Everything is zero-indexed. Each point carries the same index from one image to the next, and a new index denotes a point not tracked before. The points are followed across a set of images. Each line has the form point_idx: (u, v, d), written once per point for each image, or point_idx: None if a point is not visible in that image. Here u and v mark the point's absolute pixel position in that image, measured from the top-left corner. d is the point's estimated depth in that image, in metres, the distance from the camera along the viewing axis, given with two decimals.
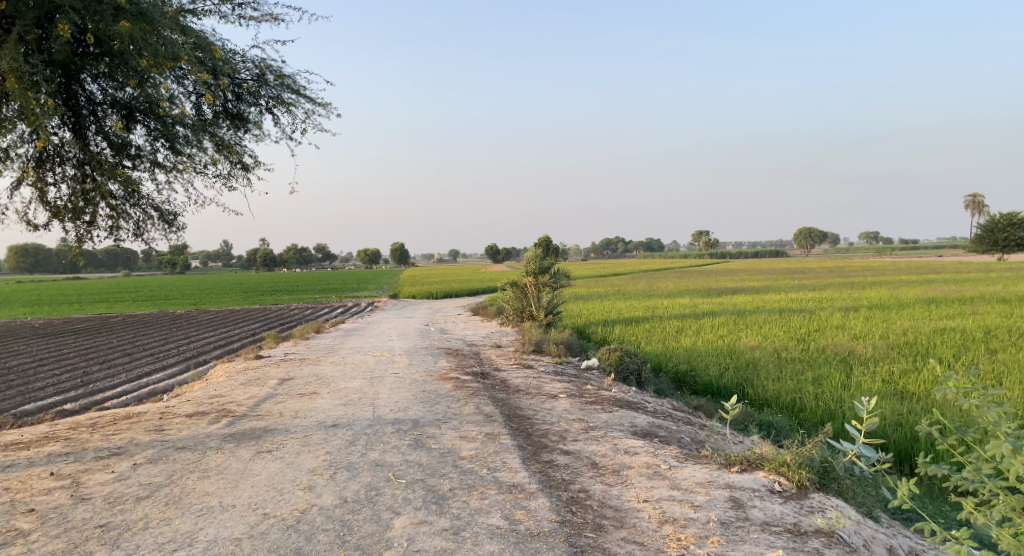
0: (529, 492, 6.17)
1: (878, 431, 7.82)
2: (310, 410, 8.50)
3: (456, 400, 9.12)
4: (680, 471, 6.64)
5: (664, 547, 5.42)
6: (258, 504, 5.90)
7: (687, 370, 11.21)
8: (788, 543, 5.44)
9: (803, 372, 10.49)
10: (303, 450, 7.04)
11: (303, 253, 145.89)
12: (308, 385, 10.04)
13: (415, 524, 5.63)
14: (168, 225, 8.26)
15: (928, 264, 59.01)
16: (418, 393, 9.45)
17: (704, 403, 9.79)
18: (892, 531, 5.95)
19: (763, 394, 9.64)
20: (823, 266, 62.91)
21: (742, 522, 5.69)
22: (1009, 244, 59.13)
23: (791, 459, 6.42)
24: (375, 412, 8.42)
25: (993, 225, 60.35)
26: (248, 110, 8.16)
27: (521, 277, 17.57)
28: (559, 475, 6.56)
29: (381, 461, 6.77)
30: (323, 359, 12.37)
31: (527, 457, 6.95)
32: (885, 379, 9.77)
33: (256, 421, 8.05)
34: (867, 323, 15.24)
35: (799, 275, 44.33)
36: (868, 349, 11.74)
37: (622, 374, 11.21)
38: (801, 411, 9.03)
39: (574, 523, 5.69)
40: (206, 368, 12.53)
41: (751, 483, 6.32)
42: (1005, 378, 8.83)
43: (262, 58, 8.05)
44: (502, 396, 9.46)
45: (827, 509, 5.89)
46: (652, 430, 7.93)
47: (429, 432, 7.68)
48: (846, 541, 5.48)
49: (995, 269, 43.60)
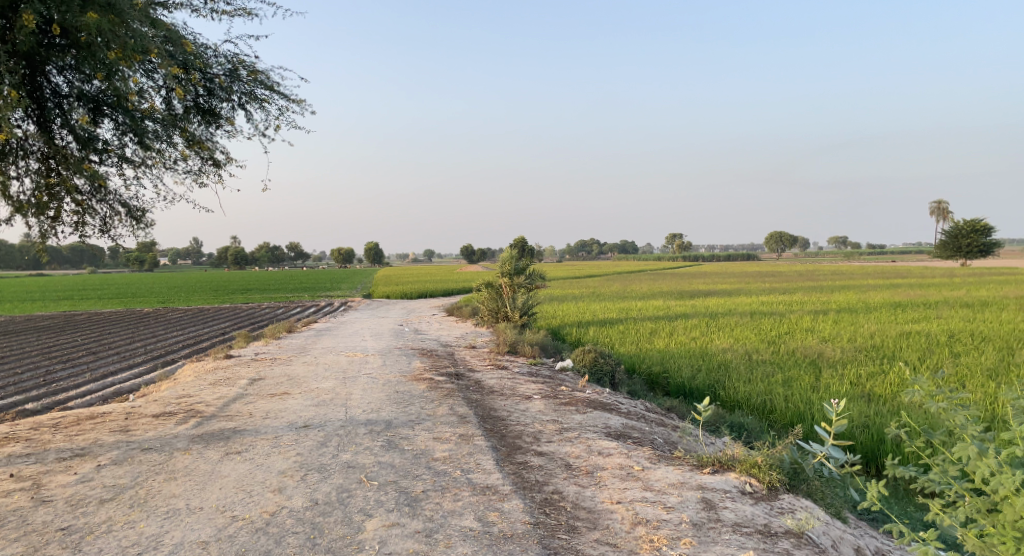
0: (502, 494, 6.15)
1: (846, 432, 7.96)
2: (281, 411, 8.40)
3: (430, 400, 9.10)
4: (653, 472, 6.67)
5: (637, 548, 5.43)
6: (226, 507, 5.80)
7: (660, 371, 11.33)
8: (759, 544, 5.48)
9: (773, 374, 10.63)
10: (273, 452, 6.94)
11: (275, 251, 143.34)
12: (279, 385, 9.91)
13: (387, 526, 5.57)
14: (136, 221, 8.12)
15: (893, 270, 60.78)
16: (391, 394, 9.40)
17: (677, 405, 9.90)
18: (860, 531, 6.04)
19: (735, 395, 9.75)
20: (790, 269, 65.52)
21: (713, 523, 5.72)
22: (972, 249, 60.55)
23: (762, 460, 6.50)
24: (347, 412, 8.36)
25: (956, 232, 61.81)
26: (221, 106, 8.03)
27: (496, 277, 17.56)
28: (533, 477, 6.55)
29: (353, 462, 6.70)
30: (295, 359, 12.24)
31: (501, 458, 6.94)
32: (853, 381, 9.96)
33: (225, 421, 7.93)
34: (836, 326, 15.59)
35: (759, 278, 48.76)
36: (837, 352, 11.94)
37: (596, 375, 11.28)
38: (771, 412, 9.16)
39: (547, 525, 5.68)
40: (174, 367, 12.33)
41: (723, 484, 6.38)
42: (968, 381, 9.03)
43: (236, 53, 7.93)
44: (476, 397, 9.43)
45: (796, 510, 5.96)
46: (626, 431, 7.97)
47: (402, 432, 7.64)
48: (815, 542, 5.54)
49: (940, 275, 48.81)
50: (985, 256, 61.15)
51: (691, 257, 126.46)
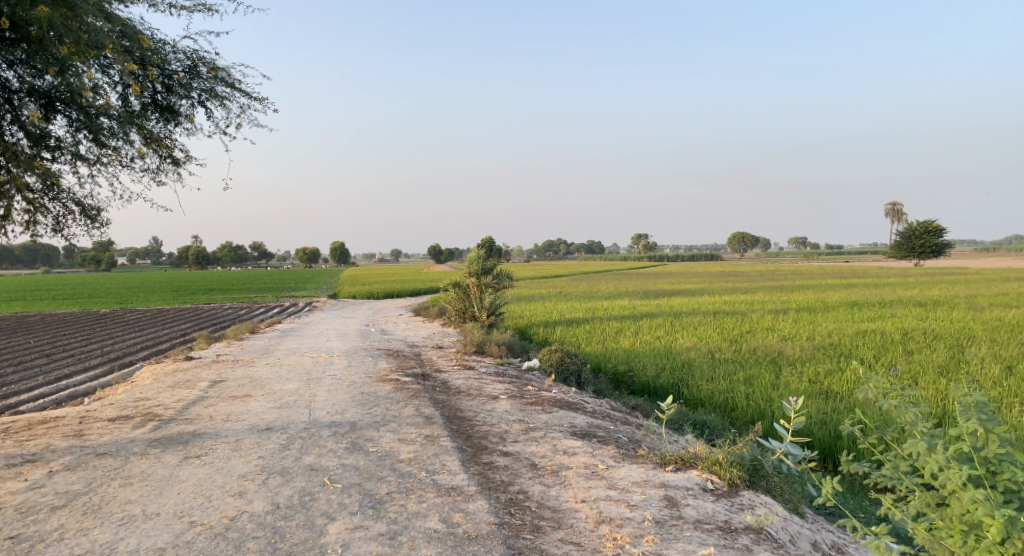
0: (467, 495, 6.14)
1: (805, 429, 8.13)
2: (242, 414, 8.26)
3: (395, 401, 9.04)
4: (617, 471, 6.73)
5: (600, 546, 5.47)
6: (184, 512, 5.70)
7: (625, 370, 11.44)
8: (719, 540, 5.56)
9: (735, 372, 10.81)
10: (234, 455, 6.83)
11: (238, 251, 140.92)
12: (240, 387, 9.75)
13: (350, 529, 5.53)
14: (90, 220, 7.92)
15: (851, 270, 62.11)
16: (356, 395, 9.32)
17: (641, 403, 10.00)
18: (817, 526, 6.17)
19: (698, 394, 9.89)
20: (751, 269, 66.55)
21: (675, 520, 5.80)
22: (925, 249, 62.26)
23: (723, 457, 6.62)
24: (311, 414, 8.26)
25: (910, 233, 63.45)
26: (180, 103, 7.88)
27: (463, 277, 17.52)
28: (499, 477, 6.56)
29: (316, 465, 6.63)
30: (258, 360, 12.07)
31: (466, 459, 6.93)
32: (811, 379, 10.18)
33: (184, 425, 7.77)
34: (796, 325, 15.89)
35: (721, 278, 49.37)
36: (796, 350, 12.19)
37: (562, 375, 11.33)
38: (733, 410, 9.31)
39: (512, 525, 5.69)
40: (132, 370, 12.05)
41: (685, 482, 6.47)
42: (921, 378, 9.28)
43: (195, 49, 7.79)
44: (443, 398, 9.41)
45: (756, 506, 6.07)
46: (591, 430, 8.02)
47: (367, 434, 7.57)
48: (774, 537, 5.65)
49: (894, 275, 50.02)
50: (939, 257, 62.87)
51: (656, 257, 127.74)
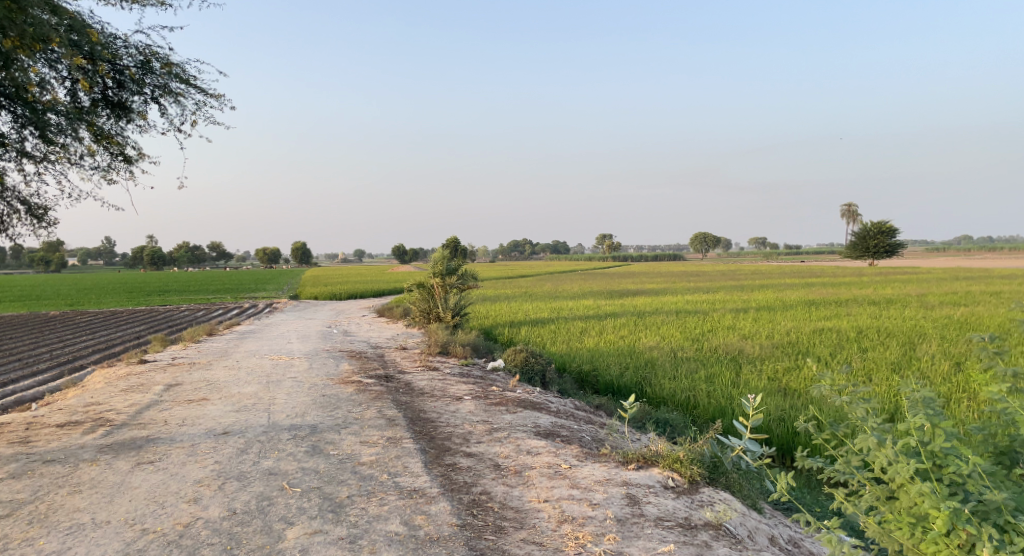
0: (429, 497, 6.11)
1: (764, 425, 8.27)
2: (198, 418, 8.09)
3: (357, 403, 8.94)
4: (580, 470, 6.76)
5: (562, 546, 5.48)
6: (136, 520, 5.55)
7: (589, 370, 11.50)
8: (679, 537, 5.62)
9: (697, 370, 10.96)
10: (189, 460, 6.68)
11: (196, 251, 137.98)
12: (197, 391, 9.54)
13: (309, 534, 5.45)
14: (37, 219, 7.69)
15: (809, 270, 63.48)
16: (317, 397, 9.19)
17: (605, 402, 10.07)
18: (774, 521, 6.29)
19: (661, 392, 10.00)
20: (713, 269, 67.52)
21: (637, 518, 5.85)
22: (879, 249, 63.97)
23: (684, 455, 6.70)
24: (270, 418, 8.12)
25: (865, 233, 65.11)
26: (132, 99, 7.69)
27: (427, 277, 17.43)
28: (461, 478, 6.53)
29: (275, 469, 6.52)
30: (216, 363, 11.82)
31: (429, 460, 6.89)
32: (770, 376, 10.37)
33: (137, 430, 7.57)
34: (755, 324, 16.17)
35: (683, 278, 49.94)
36: (756, 348, 12.41)
37: (527, 375, 11.34)
38: (695, 408, 9.43)
39: (474, 526, 5.67)
40: (83, 373, 11.70)
41: (646, 480, 6.52)
42: (875, 375, 9.53)
43: (148, 44, 7.60)
44: (406, 399, 9.34)
45: (715, 503, 6.15)
46: (555, 430, 8.04)
47: (328, 437, 7.47)
48: (732, 532, 5.73)
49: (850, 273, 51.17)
50: (893, 256, 64.68)
51: (620, 257, 128.88)
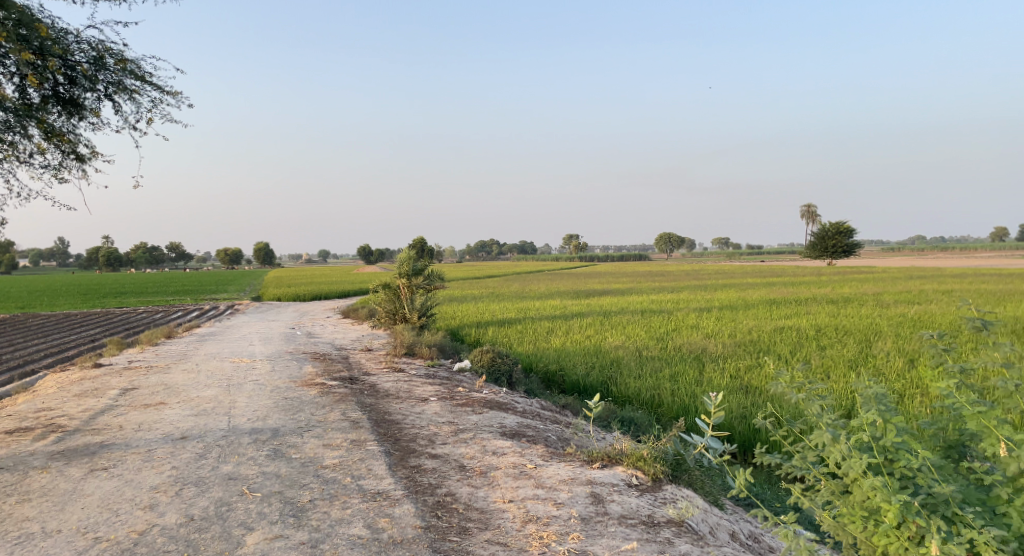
0: (393, 499, 6.06)
1: (726, 423, 8.40)
2: (155, 422, 7.91)
3: (320, 406, 8.83)
4: (545, 470, 6.78)
5: (526, 546, 5.49)
6: (88, 528, 5.41)
7: (556, 370, 11.54)
8: (642, 534, 5.67)
9: (662, 369, 11.08)
10: (145, 466, 6.53)
11: (155, 252, 134.94)
12: (154, 395, 9.32)
13: (269, 539, 5.37)
14: None
15: (770, 269, 64.60)
16: (279, 400, 9.06)
17: (571, 402, 10.12)
18: (735, 517, 6.38)
19: (626, 391, 10.09)
20: (676, 269, 68.24)
21: (601, 517, 5.88)
22: (837, 249, 65.36)
23: (648, 453, 6.76)
24: (230, 421, 7.97)
25: (824, 233, 66.50)
26: (84, 96, 7.52)
27: (393, 278, 17.31)
28: (426, 480, 6.49)
29: (235, 474, 6.41)
30: (174, 366, 11.57)
31: (394, 462, 6.84)
32: (733, 374, 10.54)
33: (91, 436, 7.37)
34: (718, 323, 16.41)
35: (647, 277, 50.36)
36: (718, 347, 12.59)
37: (493, 375, 11.34)
38: (659, 406, 9.53)
39: (438, 528, 5.65)
40: (35, 378, 11.35)
41: (610, 479, 6.57)
42: (833, 372, 9.74)
43: (101, 39, 7.41)
44: (371, 401, 9.26)
45: (678, 500, 6.22)
46: (520, 430, 8.05)
47: (290, 440, 7.36)
48: (694, 529, 5.80)
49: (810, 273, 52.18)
50: (850, 256, 66.23)
51: (586, 257, 129.63)
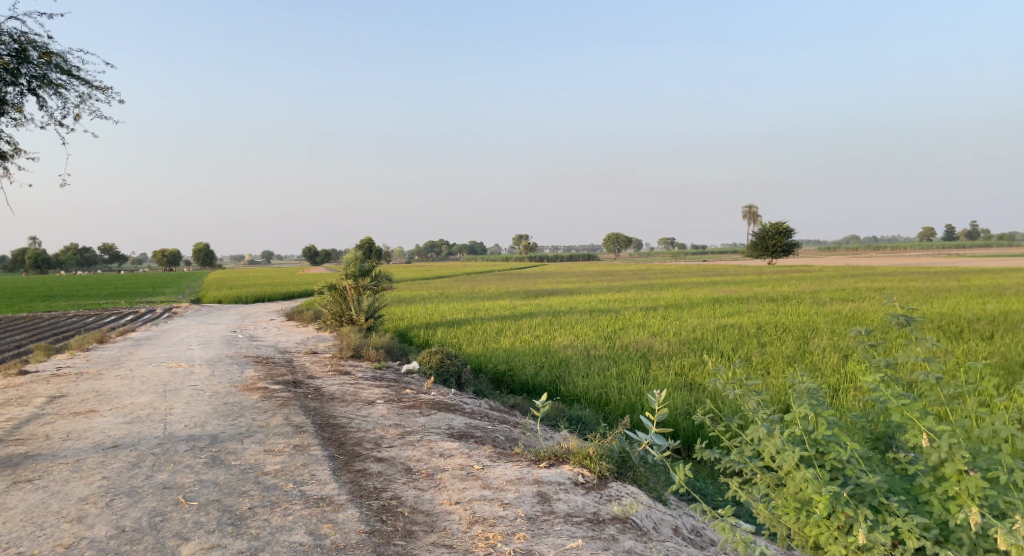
0: (337, 504, 5.95)
1: (671, 419, 8.54)
2: (85, 431, 7.59)
3: (262, 411, 8.62)
4: (492, 470, 6.77)
5: (472, 547, 5.46)
6: (9, 544, 5.15)
7: (505, 370, 11.55)
8: (587, 532, 5.71)
9: (609, 367, 11.20)
10: (73, 477, 6.26)
11: (88, 254, 129.73)
12: (84, 403, 8.94)
13: (206, 549, 5.21)
14: None
15: (714, 269, 66.07)
16: (218, 406, 8.80)
17: (520, 402, 10.14)
18: (678, 511, 6.50)
19: (574, 390, 10.16)
20: (623, 269, 69.20)
21: (546, 516, 5.90)
22: (777, 249, 67.25)
23: (594, 451, 6.82)
24: (166, 429, 7.71)
25: (764, 233, 68.37)
26: (5, 90, 7.17)
27: (339, 280, 17.04)
28: (371, 484, 6.40)
29: (170, 483, 6.19)
30: (106, 372, 11.13)
31: (338, 467, 6.73)
32: (677, 372, 10.73)
33: (14, 447, 7.03)
34: (664, 321, 16.68)
35: (595, 277, 50.90)
36: (664, 345, 12.80)
37: (442, 377, 11.27)
38: (606, 404, 9.63)
39: (383, 532, 5.58)
40: None
41: (557, 477, 6.60)
42: (773, 368, 10.01)
43: (22, 31, 7.08)
44: (315, 405, 9.09)
45: (623, 496, 6.29)
46: (468, 431, 8.02)
47: (229, 447, 7.16)
48: (638, 525, 5.87)
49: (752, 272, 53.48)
50: (789, 256, 68.35)
51: (535, 257, 130.26)
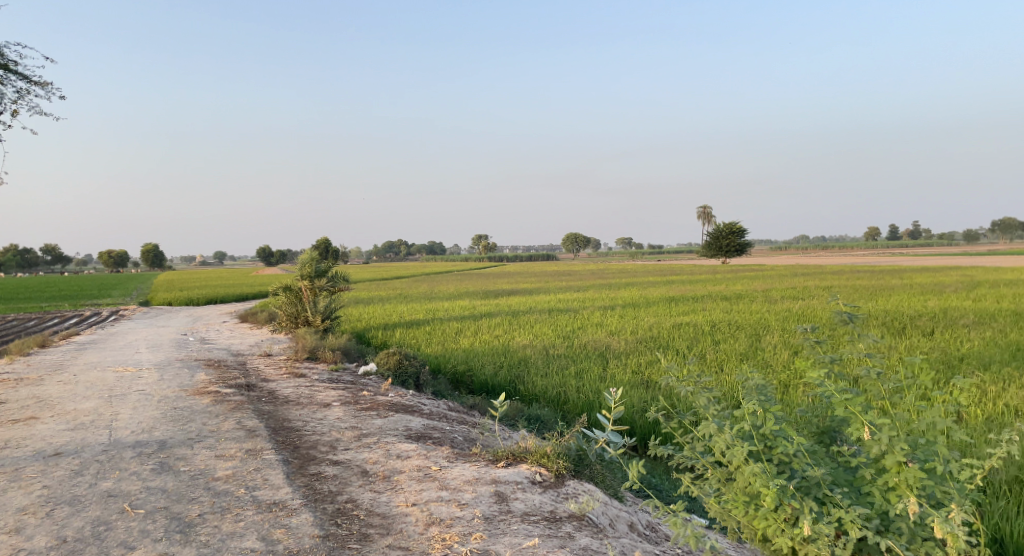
0: (290, 509, 5.85)
1: (628, 417, 8.63)
2: (25, 439, 7.31)
3: (213, 415, 8.43)
4: (450, 471, 6.74)
5: (428, 549, 5.43)
6: None
7: (463, 370, 11.52)
8: (544, 530, 5.72)
9: (567, 366, 11.26)
10: (11, 487, 6.02)
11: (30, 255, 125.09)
12: (24, 409, 8.62)
13: None
14: None
15: (670, 269, 67.01)
16: (167, 411, 8.57)
17: (479, 402, 10.13)
18: (634, 508, 6.57)
19: (533, 389, 10.19)
20: (581, 269, 69.63)
21: (504, 515, 5.90)
22: (730, 249, 68.53)
23: (551, 450, 6.85)
24: (111, 435, 7.48)
25: (718, 233, 69.63)
26: None
27: (295, 280, 16.76)
28: (325, 487, 6.31)
29: (115, 490, 6.01)
30: (49, 377, 10.75)
31: (291, 471, 6.62)
32: (634, 370, 10.85)
33: None
34: (621, 320, 16.84)
35: (553, 277, 51.06)
36: (621, 344, 12.92)
37: (400, 378, 11.16)
38: (565, 403, 9.68)
39: (337, 536, 5.50)
40: None
41: (515, 476, 6.60)
42: (727, 364, 10.20)
43: None
44: (269, 408, 8.91)
45: (580, 494, 6.33)
46: (426, 432, 7.96)
47: (178, 453, 6.98)
48: (595, 522, 5.91)
49: (707, 271, 54.29)
50: (742, 256, 69.78)
51: (494, 257, 130.29)
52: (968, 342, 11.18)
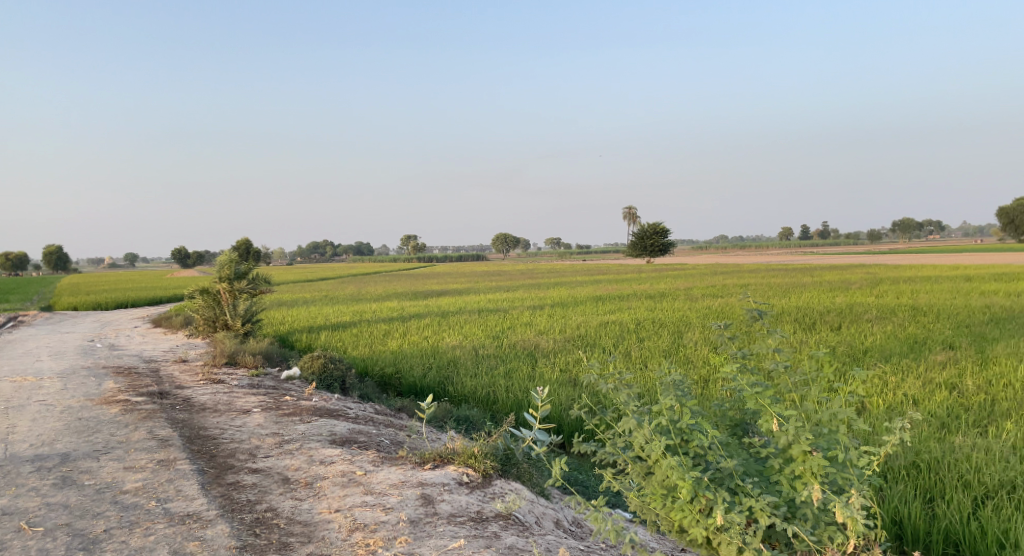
0: (206, 520, 5.62)
1: (555, 415, 8.70)
2: None
3: (122, 425, 8.01)
4: (375, 475, 6.62)
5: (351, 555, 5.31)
6: None
7: (391, 373, 11.35)
8: (470, 531, 5.69)
9: (496, 366, 11.26)
10: None
11: None
12: None
13: None
14: None
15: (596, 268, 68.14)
16: (71, 422, 8.08)
17: (407, 405, 10.00)
18: (560, 505, 6.62)
19: (462, 390, 10.14)
20: (510, 269, 69.95)
21: (429, 518, 5.84)
22: (654, 249, 70.20)
23: (478, 450, 6.82)
24: (7, 449, 6.99)
25: (642, 233, 71.23)
26: None
27: (213, 283, 16.11)
28: (243, 496, 6.09)
29: (10, 509, 5.62)
30: None
31: (207, 480, 6.36)
32: (562, 368, 10.95)
33: None
34: (549, 319, 16.99)
35: (482, 277, 51.14)
36: (549, 343, 13.02)
37: (325, 382, 10.85)
38: (493, 403, 9.67)
39: (256, 546, 5.32)
40: None
41: (441, 478, 6.54)
42: (651, 361, 10.42)
43: None
44: (184, 416, 8.54)
45: (506, 493, 6.33)
46: (351, 437, 7.80)
47: (83, 466, 6.59)
48: (521, 520, 5.93)
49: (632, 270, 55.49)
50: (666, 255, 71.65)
51: (422, 258, 129.28)
52: (871, 336, 11.81)
